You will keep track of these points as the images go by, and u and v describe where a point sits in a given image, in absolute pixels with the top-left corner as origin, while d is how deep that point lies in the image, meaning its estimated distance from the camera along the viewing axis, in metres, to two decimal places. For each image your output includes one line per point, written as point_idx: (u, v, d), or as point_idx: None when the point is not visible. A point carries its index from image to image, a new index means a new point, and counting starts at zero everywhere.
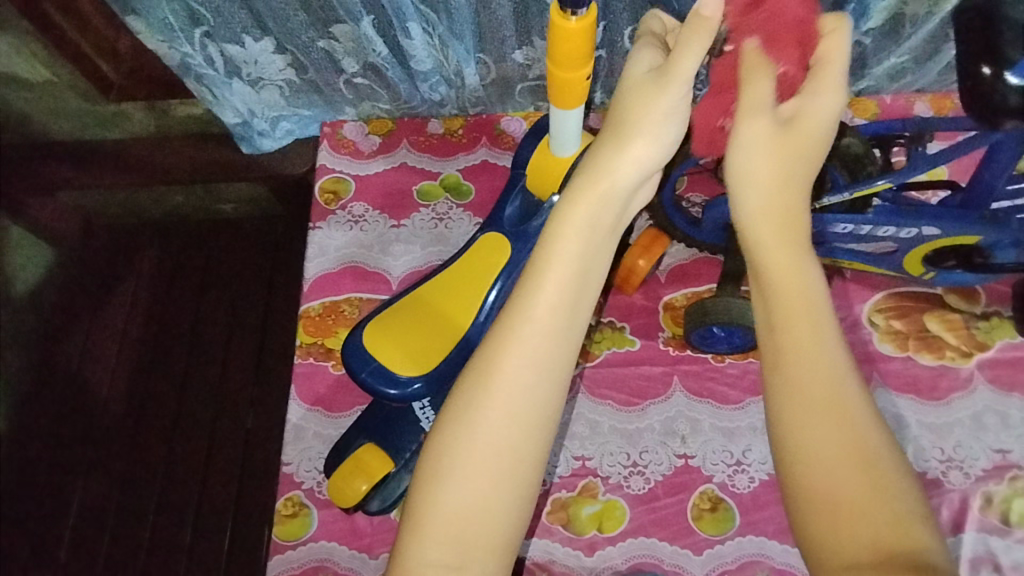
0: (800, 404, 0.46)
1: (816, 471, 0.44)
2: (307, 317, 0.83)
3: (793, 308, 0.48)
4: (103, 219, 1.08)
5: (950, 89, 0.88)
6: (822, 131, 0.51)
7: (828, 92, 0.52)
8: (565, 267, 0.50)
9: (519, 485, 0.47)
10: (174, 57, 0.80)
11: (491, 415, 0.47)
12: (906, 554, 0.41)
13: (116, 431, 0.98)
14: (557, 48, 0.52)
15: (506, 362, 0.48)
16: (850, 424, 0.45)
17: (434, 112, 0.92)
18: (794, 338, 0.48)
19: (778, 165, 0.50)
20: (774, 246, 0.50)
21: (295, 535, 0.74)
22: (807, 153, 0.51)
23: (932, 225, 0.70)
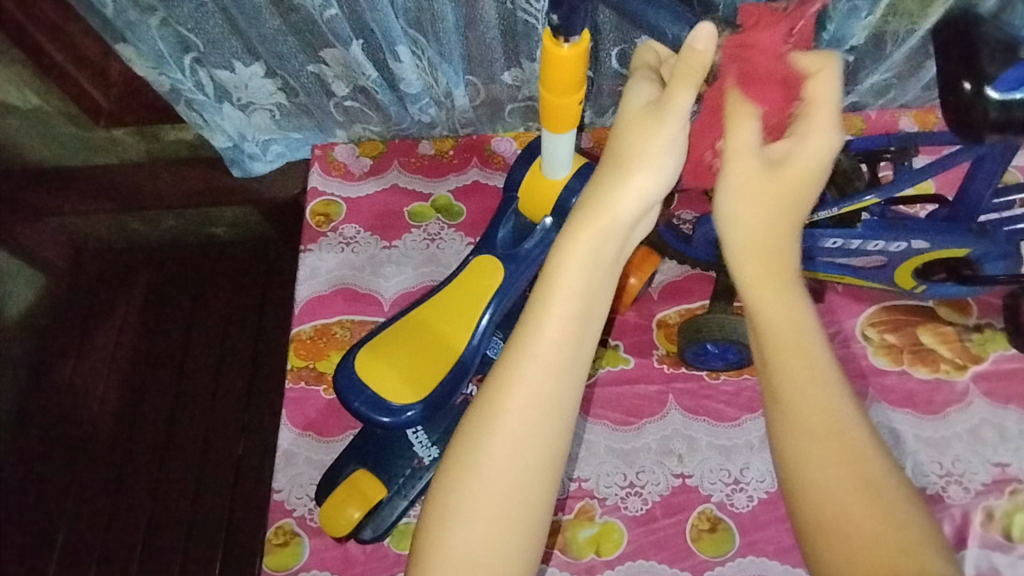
0: (805, 444, 0.46)
1: (823, 506, 0.44)
2: (299, 340, 0.82)
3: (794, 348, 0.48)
4: (92, 246, 1.10)
5: (934, 105, 0.89)
6: (812, 172, 0.50)
7: (818, 134, 0.50)
8: (569, 301, 0.49)
9: (529, 523, 0.46)
10: (165, 83, 0.80)
11: (499, 452, 0.46)
12: None
13: (109, 455, 0.99)
14: (550, 76, 0.52)
15: (513, 398, 0.47)
16: (869, 470, 0.45)
17: (425, 134, 0.92)
18: (800, 380, 0.47)
19: (764, 204, 0.50)
20: (764, 283, 0.50)
21: (285, 565, 0.72)
22: (797, 188, 0.50)
23: (921, 238, 0.70)
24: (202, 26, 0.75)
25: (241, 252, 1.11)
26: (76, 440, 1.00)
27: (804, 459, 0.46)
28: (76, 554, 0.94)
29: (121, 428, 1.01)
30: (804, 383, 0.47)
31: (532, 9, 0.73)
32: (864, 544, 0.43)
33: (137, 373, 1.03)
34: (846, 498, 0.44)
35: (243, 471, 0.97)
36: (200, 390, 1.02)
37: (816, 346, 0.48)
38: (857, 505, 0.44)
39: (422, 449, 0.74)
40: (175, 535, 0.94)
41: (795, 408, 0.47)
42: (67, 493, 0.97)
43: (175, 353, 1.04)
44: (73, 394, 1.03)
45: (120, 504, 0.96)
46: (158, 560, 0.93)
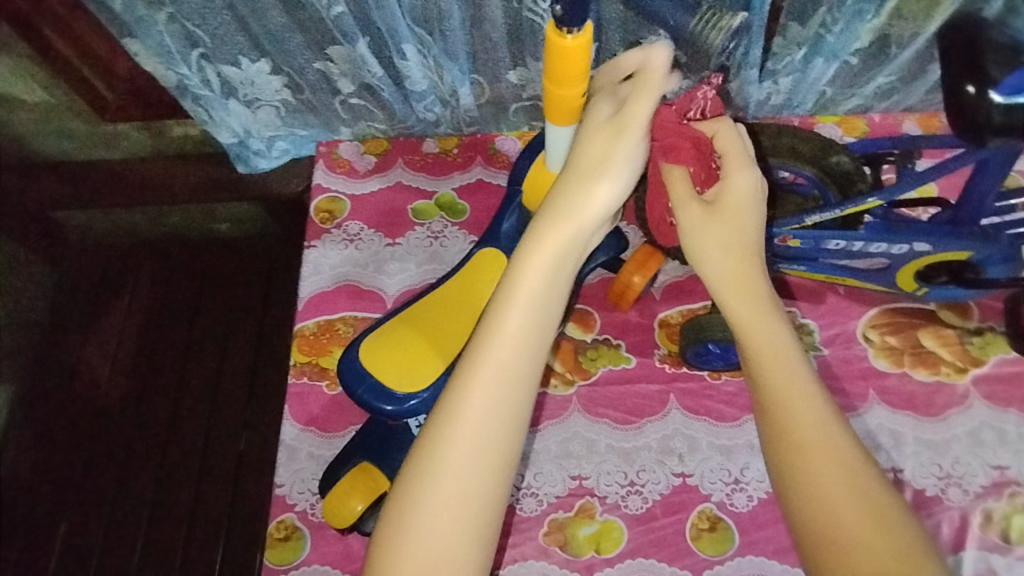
0: (794, 457, 0.48)
1: (816, 511, 0.46)
2: (301, 336, 0.82)
3: (776, 369, 0.50)
4: (95, 240, 1.10)
5: (937, 108, 0.89)
6: (749, 205, 0.56)
7: (738, 174, 0.56)
8: (528, 309, 0.50)
9: (489, 518, 0.47)
10: (172, 78, 0.80)
11: (459, 451, 0.47)
12: None
13: (111, 448, 1.00)
14: (553, 68, 0.51)
15: (470, 403, 0.48)
16: (861, 480, 0.47)
17: (430, 131, 0.92)
18: (788, 401, 0.49)
19: (724, 238, 0.55)
20: (742, 307, 0.53)
21: (286, 560, 0.72)
22: (744, 221, 0.56)
23: (924, 241, 0.70)
24: (209, 22, 0.75)
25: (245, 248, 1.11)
26: (80, 433, 1.01)
27: (796, 479, 0.48)
28: (77, 545, 0.95)
29: (124, 421, 1.01)
30: (790, 396, 0.49)
31: (538, 8, 0.74)
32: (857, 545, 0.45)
33: (140, 366, 1.04)
34: (839, 507, 0.46)
35: (245, 465, 0.97)
36: (203, 384, 1.03)
37: (795, 358, 0.51)
38: (855, 518, 0.46)
39: None
40: (177, 528, 0.95)
41: (784, 430, 0.49)
42: (70, 485, 0.98)
43: (177, 347, 1.05)
44: (77, 387, 1.03)
45: (122, 497, 0.97)
46: (160, 552, 0.93)
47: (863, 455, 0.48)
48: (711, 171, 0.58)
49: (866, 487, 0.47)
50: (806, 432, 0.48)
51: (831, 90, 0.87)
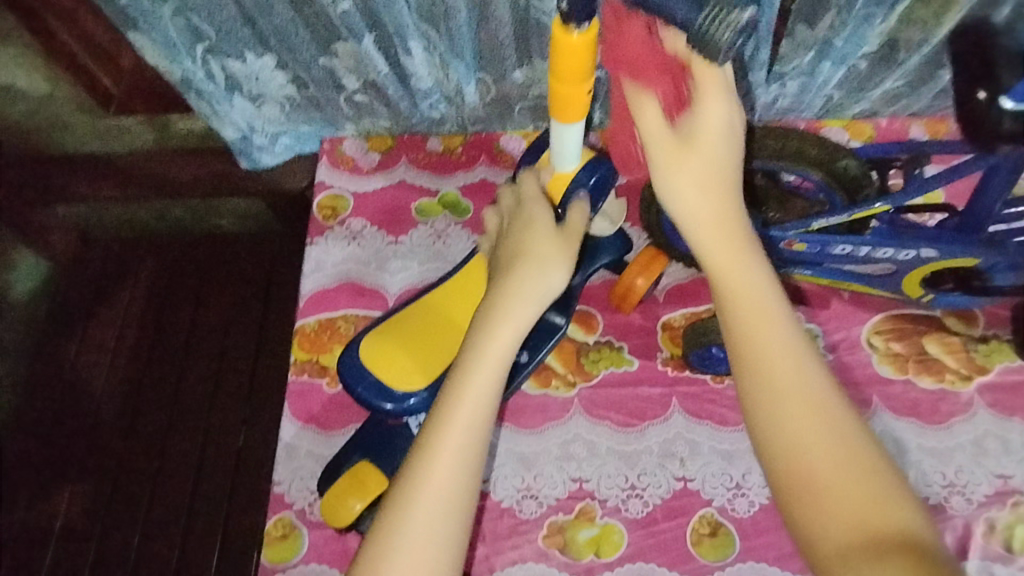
0: (769, 399, 0.49)
1: (792, 448, 0.48)
2: (302, 333, 0.82)
3: (750, 314, 0.51)
4: (100, 235, 1.10)
5: (946, 113, 0.89)
6: (721, 135, 0.55)
7: (710, 104, 0.54)
8: (490, 374, 0.55)
9: (462, 522, 0.52)
10: (176, 72, 0.80)
11: (444, 459, 0.53)
12: (878, 513, 0.45)
13: (109, 442, 0.99)
14: (558, 64, 0.52)
15: (440, 453, 0.53)
16: (833, 413, 0.49)
17: (434, 129, 0.92)
18: (762, 344, 0.50)
19: (697, 178, 0.54)
20: (716, 251, 0.53)
21: (284, 559, 0.72)
22: (716, 157, 0.55)
23: (930, 247, 0.70)
24: (215, 16, 0.74)
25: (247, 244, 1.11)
26: (79, 426, 1.00)
27: (774, 418, 0.49)
28: (74, 540, 0.94)
29: (122, 415, 1.01)
30: (764, 342, 0.50)
31: (546, 7, 0.73)
32: (831, 480, 0.47)
33: (140, 360, 1.04)
34: (813, 443, 0.48)
35: (243, 462, 0.97)
36: (202, 380, 1.02)
37: (772, 299, 0.52)
38: (829, 451, 0.47)
39: None
40: (175, 525, 0.94)
41: (760, 373, 0.50)
42: (68, 478, 0.97)
43: (178, 342, 1.04)
44: (76, 380, 1.03)
45: (120, 492, 0.96)
46: (157, 549, 0.93)
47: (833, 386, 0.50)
48: (682, 96, 0.57)
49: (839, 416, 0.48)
50: (781, 374, 0.50)
51: (838, 94, 0.86)
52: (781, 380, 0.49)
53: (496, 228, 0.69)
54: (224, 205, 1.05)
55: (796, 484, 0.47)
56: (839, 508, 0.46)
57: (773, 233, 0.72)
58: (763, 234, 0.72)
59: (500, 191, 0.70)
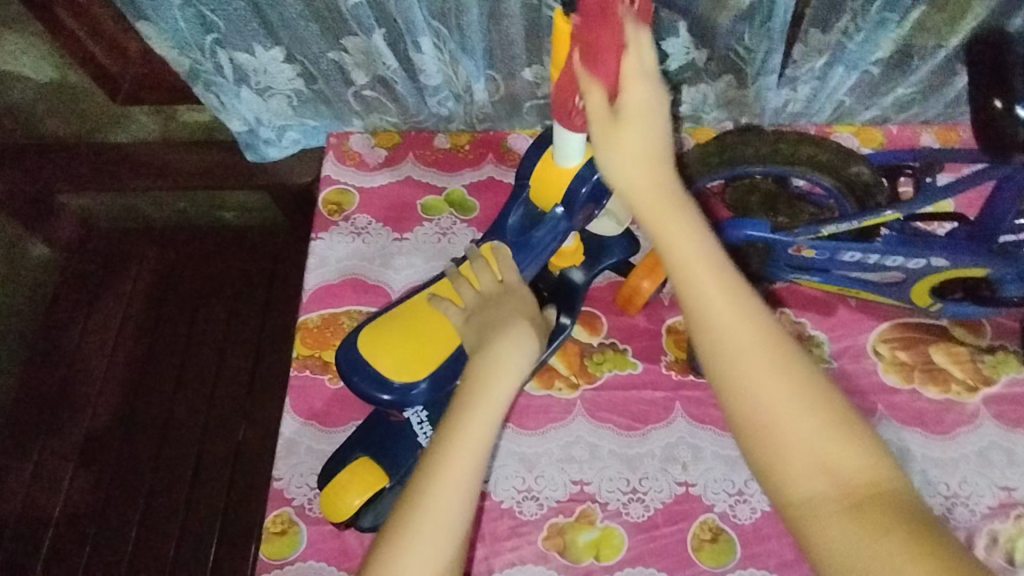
0: (727, 357, 0.49)
1: (754, 403, 0.48)
2: (305, 328, 0.81)
3: (699, 269, 0.52)
4: (103, 222, 1.11)
5: (957, 122, 0.88)
6: (650, 104, 0.56)
7: (640, 79, 0.55)
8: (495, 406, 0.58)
9: (465, 534, 0.53)
10: (185, 63, 0.79)
11: (451, 474, 0.54)
12: (842, 453, 0.47)
13: (108, 433, 0.99)
14: (557, 53, 0.54)
15: (449, 472, 0.54)
16: (788, 357, 0.49)
17: (442, 127, 0.91)
18: (711, 299, 0.51)
19: (636, 149, 0.55)
20: (658, 217, 0.54)
21: (282, 554, 0.71)
22: (648, 126, 0.56)
23: (940, 256, 0.69)
24: (225, 7, 0.74)
25: (250, 238, 1.11)
26: (79, 416, 1.00)
27: (732, 372, 0.49)
28: (70, 530, 0.94)
29: (122, 406, 1.00)
30: (715, 300, 0.51)
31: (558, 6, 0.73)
32: (796, 427, 0.47)
33: (141, 351, 1.04)
34: (773, 393, 0.48)
35: (242, 457, 0.97)
36: (203, 373, 1.02)
37: (713, 255, 0.53)
38: (790, 398, 0.48)
39: (426, 440, 0.73)
40: (172, 517, 0.94)
41: (712, 333, 0.50)
42: (66, 468, 0.97)
43: (179, 334, 1.05)
44: (78, 370, 1.03)
45: (117, 483, 0.96)
46: (154, 542, 0.92)
47: (782, 329, 0.51)
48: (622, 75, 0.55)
49: (792, 357, 0.49)
50: (732, 324, 0.50)
51: (849, 100, 0.85)
52: (731, 331, 0.50)
53: (472, 301, 0.69)
54: (228, 198, 1.04)
55: (759, 436, 0.48)
56: (802, 453, 0.47)
57: (783, 238, 0.71)
58: (771, 239, 0.72)
59: (476, 265, 0.70)
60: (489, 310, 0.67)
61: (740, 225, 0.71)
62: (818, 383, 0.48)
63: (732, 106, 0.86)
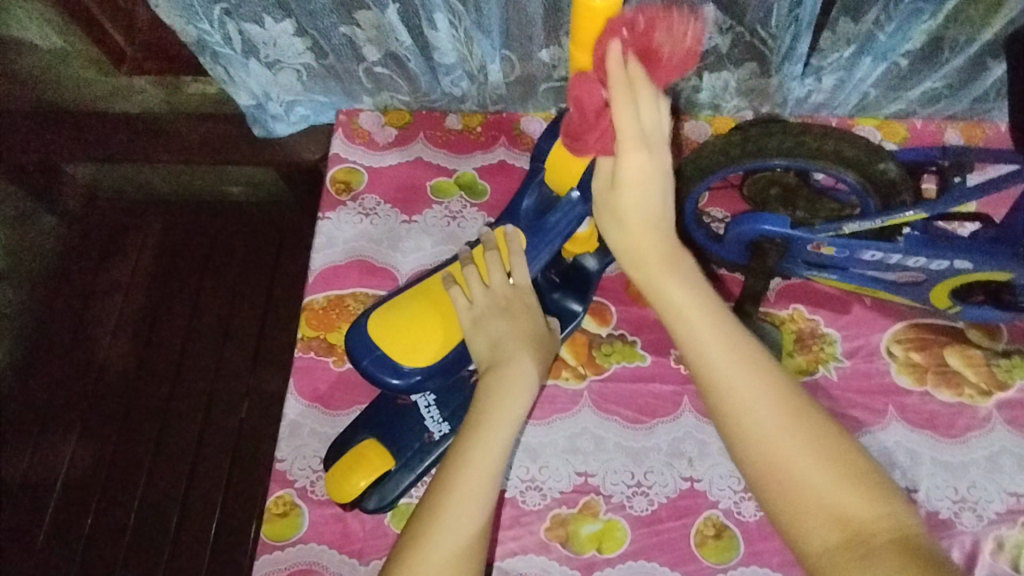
0: (747, 418, 0.51)
1: (777, 461, 0.49)
2: (310, 310, 0.80)
3: (703, 324, 0.54)
4: (107, 192, 1.09)
5: (984, 118, 0.85)
6: (650, 170, 0.55)
7: (631, 152, 0.54)
8: (508, 416, 0.60)
9: (481, 535, 0.56)
10: (192, 33, 0.76)
11: (465, 475, 0.56)
12: (870, 509, 0.47)
13: (110, 406, 0.99)
14: (579, 32, 0.53)
15: (462, 474, 0.56)
16: (804, 417, 0.51)
17: (454, 107, 0.89)
18: (718, 361, 0.53)
19: (634, 214, 0.57)
20: (661, 283, 0.57)
21: (283, 536, 0.71)
22: (645, 196, 0.56)
23: (964, 258, 0.67)
24: None
25: (255, 214, 1.10)
26: (81, 388, 1.00)
27: (749, 436, 0.50)
28: (72, 502, 0.94)
29: (124, 380, 1.00)
30: (726, 358, 0.53)
31: None
32: (820, 484, 0.48)
33: (143, 325, 1.03)
34: (795, 449, 0.49)
35: (244, 434, 0.97)
36: (206, 351, 1.01)
37: (721, 316, 0.55)
38: (811, 456, 0.49)
39: (433, 423, 0.72)
40: (174, 492, 0.94)
41: (727, 394, 0.52)
42: (68, 439, 0.97)
43: (182, 309, 1.04)
44: (81, 343, 1.03)
45: (120, 457, 0.96)
46: (156, 515, 0.93)
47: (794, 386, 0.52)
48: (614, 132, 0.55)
49: (804, 413, 0.51)
50: (736, 382, 0.52)
51: (875, 92, 0.83)
52: (735, 389, 0.52)
53: (481, 297, 0.68)
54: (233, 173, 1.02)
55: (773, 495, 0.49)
56: (825, 514, 0.47)
57: (802, 234, 0.69)
58: (790, 236, 0.70)
59: (489, 257, 0.69)
60: (497, 319, 0.67)
61: (750, 223, 0.70)
62: (832, 439, 0.50)
63: (753, 95, 0.84)
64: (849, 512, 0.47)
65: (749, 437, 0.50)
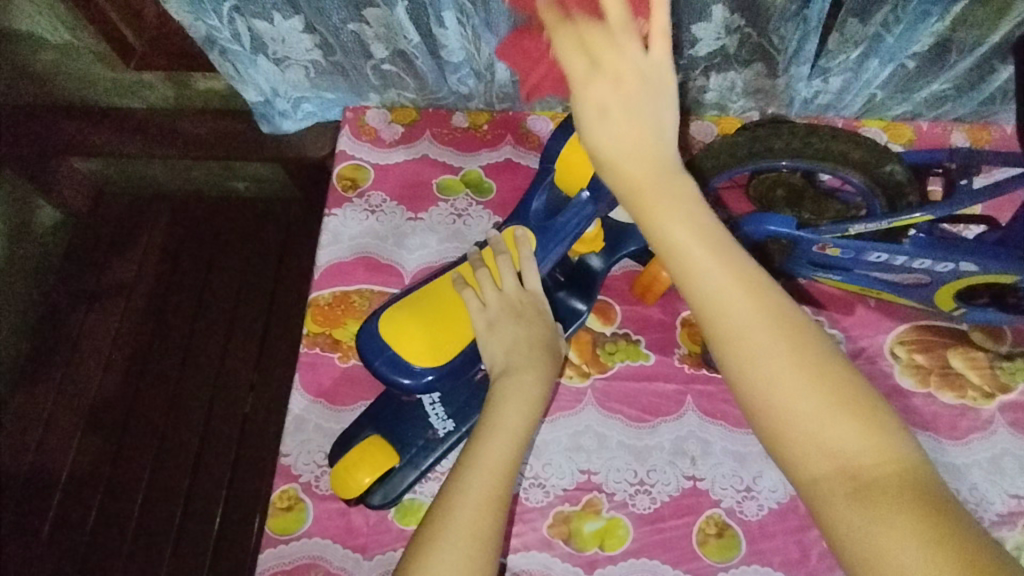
0: (738, 351, 0.47)
1: (770, 395, 0.46)
2: (316, 306, 0.81)
3: (691, 245, 0.49)
4: (113, 187, 1.10)
5: (991, 121, 0.85)
6: (625, 77, 0.51)
7: (591, 86, 0.52)
8: (520, 416, 0.62)
9: (494, 525, 0.56)
10: (201, 30, 0.77)
11: (478, 470, 0.58)
12: (863, 438, 0.45)
13: (115, 399, 0.99)
14: None
15: (474, 469, 0.58)
16: (798, 342, 0.46)
17: (461, 105, 0.89)
18: (708, 289, 0.48)
19: (615, 129, 0.51)
20: (644, 201, 0.50)
21: (288, 530, 0.71)
22: (618, 112, 0.51)
23: (970, 261, 0.67)
24: None
25: (261, 210, 1.10)
26: (87, 381, 1.01)
27: (742, 367, 0.47)
28: (77, 493, 0.95)
29: (129, 372, 1.01)
30: (717, 284, 0.47)
31: None
32: (814, 417, 0.45)
33: (149, 318, 1.04)
34: (786, 379, 0.46)
35: (249, 428, 0.97)
36: (211, 346, 1.02)
37: (710, 233, 0.49)
38: (803, 385, 0.45)
39: (438, 420, 0.73)
40: (178, 485, 0.95)
41: (717, 325, 0.47)
42: (73, 431, 0.98)
43: (188, 302, 1.04)
44: (87, 335, 1.03)
45: (124, 449, 0.97)
46: (160, 508, 0.94)
47: (790, 308, 0.48)
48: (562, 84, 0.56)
49: (799, 336, 0.47)
50: (739, 314, 0.47)
51: (881, 93, 0.83)
52: (738, 322, 0.47)
53: (493, 300, 0.68)
54: (239, 168, 1.02)
55: (771, 429, 0.46)
56: (817, 447, 0.45)
57: (809, 236, 0.70)
58: (796, 236, 0.70)
59: (500, 261, 0.70)
60: (509, 321, 0.67)
61: (756, 224, 0.70)
62: (827, 362, 0.46)
63: (760, 95, 0.84)
64: (843, 444, 0.44)
65: (741, 369, 0.47)
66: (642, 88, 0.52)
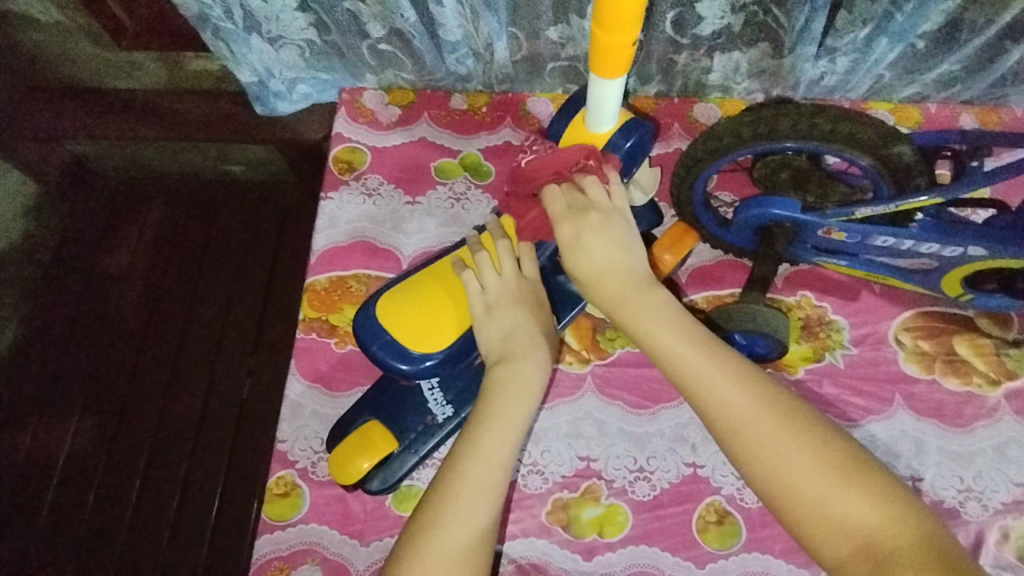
0: (735, 438, 0.53)
1: (772, 474, 0.51)
2: (312, 290, 0.79)
3: (677, 344, 0.57)
4: (108, 170, 1.08)
5: (1001, 103, 0.83)
6: (590, 212, 0.63)
7: (566, 222, 0.63)
8: (519, 403, 0.60)
9: (492, 508, 0.57)
10: (193, 7, 0.75)
11: (478, 456, 0.57)
12: (864, 501, 0.49)
13: (113, 385, 0.99)
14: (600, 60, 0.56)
15: (475, 455, 0.57)
16: (786, 420, 0.52)
17: (459, 87, 0.88)
18: (699, 383, 0.55)
19: (593, 250, 0.62)
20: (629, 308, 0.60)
21: (284, 516, 0.71)
22: (592, 238, 0.62)
23: (978, 245, 0.66)
24: None
25: (258, 194, 1.08)
26: (83, 367, 1.00)
27: (744, 454, 0.52)
28: (75, 478, 0.95)
29: (126, 356, 1.00)
30: (705, 376, 0.55)
31: None
32: (816, 491, 0.50)
33: (145, 304, 1.03)
34: (783, 458, 0.51)
35: (247, 413, 0.97)
36: (207, 333, 1.01)
37: (691, 330, 0.58)
38: (799, 459, 0.51)
39: (436, 407, 0.71)
40: (175, 470, 0.94)
41: (714, 417, 0.54)
42: (70, 417, 0.97)
43: (184, 286, 1.03)
44: (83, 320, 1.03)
45: (122, 435, 0.96)
46: (158, 493, 0.93)
47: (775, 387, 0.54)
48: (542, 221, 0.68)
49: (787, 412, 0.53)
50: (730, 403, 0.53)
51: (889, 75, 0.81)
52: (731, 409, 0.53)
53: (492, 284, 0.67)
54: (234, 152, 1.01)
55: (783, 512, 0.51)
56: (828, 521, 0.49)
57: (813, 219, 0.68)
58: (800, 220, 0.69)
59: (499, 244, 0.69)
60: (507, 308, 0.66)
61: (758, 207, 0.69)
62: (816, 433, 0.52)
63: (765, 77, 0.82)
64: (848, 512, 0.49)
65: (744, 455, 0.52)
66: (605, 219, 0.63)
